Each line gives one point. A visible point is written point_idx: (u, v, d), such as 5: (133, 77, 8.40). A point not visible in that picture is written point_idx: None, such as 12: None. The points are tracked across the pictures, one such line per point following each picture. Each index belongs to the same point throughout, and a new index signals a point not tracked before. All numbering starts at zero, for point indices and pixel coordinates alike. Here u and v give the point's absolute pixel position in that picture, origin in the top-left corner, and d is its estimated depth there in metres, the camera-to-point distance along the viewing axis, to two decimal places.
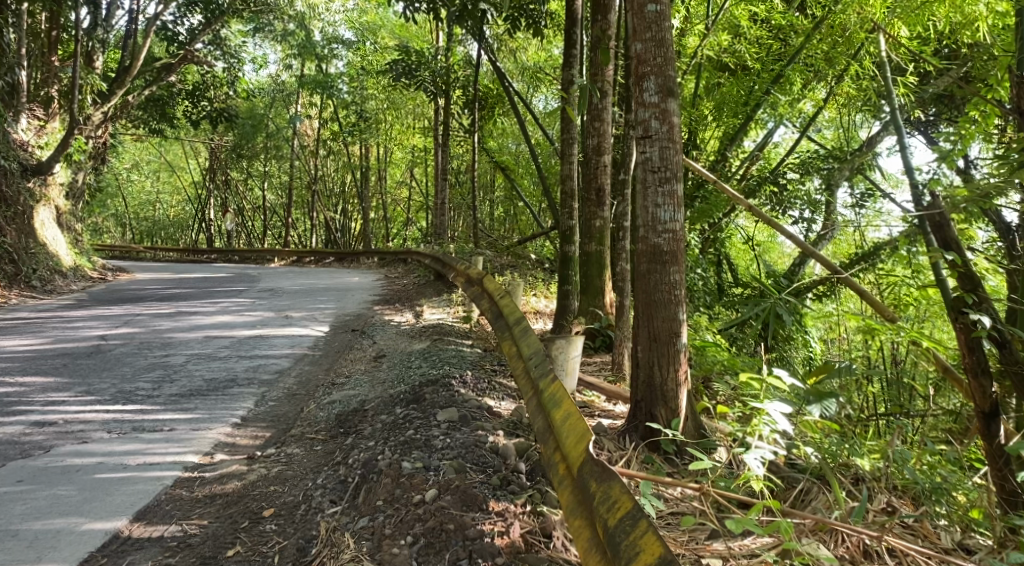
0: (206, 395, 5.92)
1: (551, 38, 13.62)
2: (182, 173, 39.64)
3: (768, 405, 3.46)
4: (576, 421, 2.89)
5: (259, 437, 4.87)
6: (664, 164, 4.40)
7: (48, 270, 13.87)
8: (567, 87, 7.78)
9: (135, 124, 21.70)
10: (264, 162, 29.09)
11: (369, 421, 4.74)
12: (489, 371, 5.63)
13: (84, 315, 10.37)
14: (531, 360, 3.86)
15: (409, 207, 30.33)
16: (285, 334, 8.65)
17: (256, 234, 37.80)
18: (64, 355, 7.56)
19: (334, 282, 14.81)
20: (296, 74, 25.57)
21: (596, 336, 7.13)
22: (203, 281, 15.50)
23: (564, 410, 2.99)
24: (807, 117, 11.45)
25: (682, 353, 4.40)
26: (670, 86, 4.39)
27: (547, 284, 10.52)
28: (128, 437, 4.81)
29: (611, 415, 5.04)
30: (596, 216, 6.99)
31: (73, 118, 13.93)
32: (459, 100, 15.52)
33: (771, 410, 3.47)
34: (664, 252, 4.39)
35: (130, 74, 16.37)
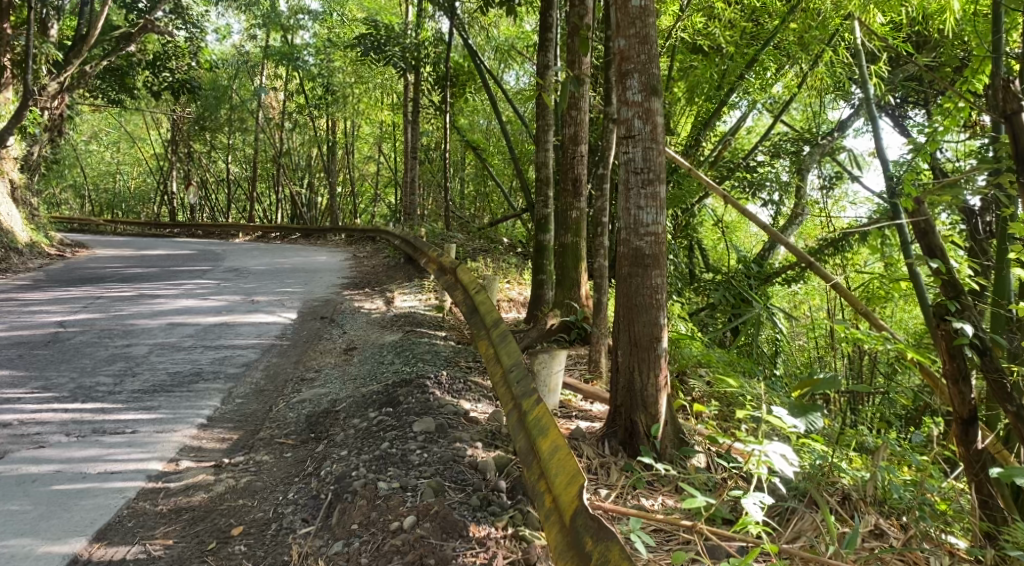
0: (170, 391, 5.73)
1: (524, 14, 13.29)
2: (142, 143, 38.53)
3: (768, 447, 3.36)
4: (564, 455, 2.79)
5: (226, 440, 4.71)
6: (647, 165, 4.30)
7: (2, 248, 13.36)
8: (542, 72, 7.59)
9: (93, 94, 21.00)
10: (228, 135, 28.40)
11: (341, 426, 4.62)
12: (464, 369, 5.52)
13: (41, 298, 10.01)
14: (512, 371, 3.74)
15: (377, 182, 29.87)
16: (252, 322, 8.43)
17: (220, 207, 37.02)
18: (20, 344, 7.27)
19: (301, 262, 14.52)
20: (260, 45, 24.88)
21: (571, 329, 6.98)
22: (165, 259, 15.07)
23: (555, 444, 2.83)
24: (781, 100, 11.37)
25: (664, 358, 4.33)
26: (654, 84, 4.27)
27: (519, 269, 10.40)
28: (88, 441, 4.60)
29: (589, 416, 4.98)
30: (573, 207, 6.87)
31: (27, 90, 13.39)
32: (429, 76, 15.17)
33: (770, 452, 3.38)
34: (646, 255, 4.31)
35: (87, 43, 15.75)
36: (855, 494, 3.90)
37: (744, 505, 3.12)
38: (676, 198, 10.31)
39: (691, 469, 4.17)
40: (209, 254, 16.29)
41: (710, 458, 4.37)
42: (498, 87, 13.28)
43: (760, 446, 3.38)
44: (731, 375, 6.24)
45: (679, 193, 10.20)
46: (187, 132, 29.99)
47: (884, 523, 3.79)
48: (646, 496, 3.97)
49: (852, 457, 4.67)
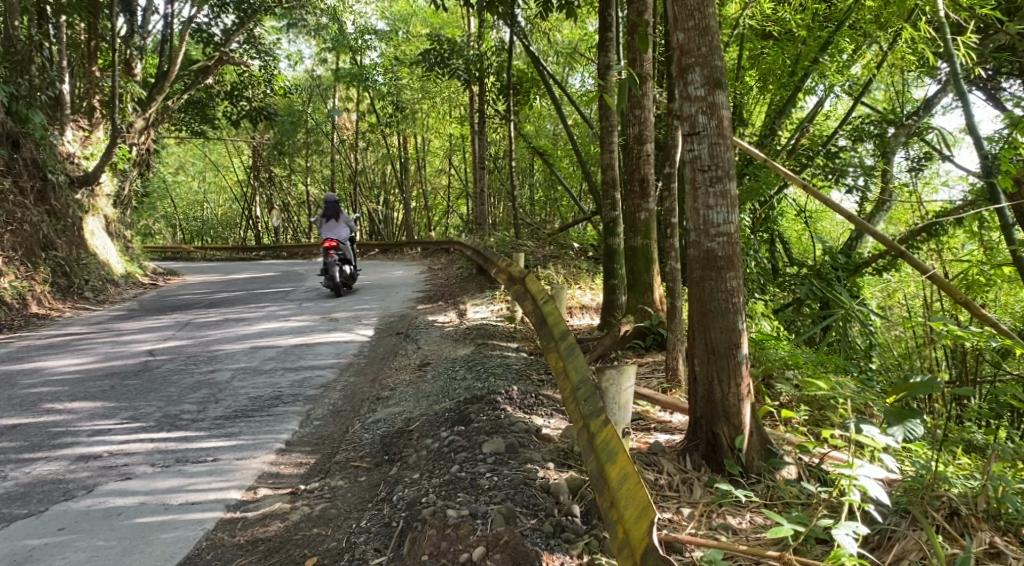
0: (251, 416, 5.79)
1: (585, 15, 13.13)
2: (225, 170, 39.93)
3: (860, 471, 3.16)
4: (633, 483, 2.65)
5: (303, 465, 4.72)
6: (714, 162, 4.09)
7: (100, 280, 13.89)
8: (605, 73, 7.41)
9: (177, 127, 21.88)
10: (305, 156, 29.18)
11: (414, 447, 4.55)
12: (536, 383, 5.38)
13: (133, 327, 10.37)
14: (580, 387, 3.59)
15: (449, 195, 30.13)
16: (331, 341, 8.51)
17: (302, 229, 37.99)
18: (113, 375, 7.50)
19: (378, 277, 14.72)
20: (331, 68, 25.43)
21: (647, 335, 6.81)
22: (250, 283, 15.45)
23: (623, 469, 2.71)
24: (860, 81, 10.79)
25: (745, 365, 4.10)
26: (717, 77, 4.06)
27: (591, 274, 10.23)
28: (171, 471, 4.67)
29: (668, 428, 4.79)
30: (642, 208, 6.68)
31: (115, 128, 13.96)
32: (494, 86, 15.16)
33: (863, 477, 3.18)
34: (719, 257, 4.10)
35: (170, 79, 16.42)
36: (965, 509, 3.59)
37: (836, 536, 3.05)
38: (751, 191, 9.88)
39: (780, 484, 3.94)
40: (291, 275, 16.69)
41: (800, 468, 4.13)
42: (564, 93, 13.17)
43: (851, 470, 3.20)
44: (820, 376, 5.93)
45: (756, 186, 9.80)
46: (267, 158, 30.89)
47: (1000, 541, 3.48)
48: (732, 513, 3.75)
49: (958, 461, 4.35)
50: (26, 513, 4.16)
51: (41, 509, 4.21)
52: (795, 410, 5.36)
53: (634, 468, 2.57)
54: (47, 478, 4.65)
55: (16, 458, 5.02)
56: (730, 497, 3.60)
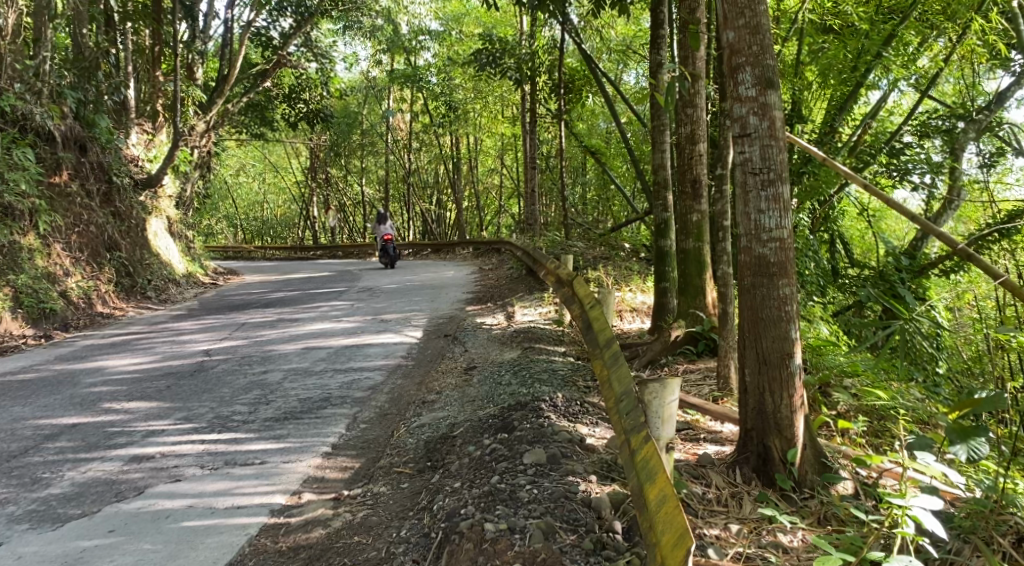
0: (299, 417, 5.82)
1: (638, 12, 12.96)
2: (283, 171, 40.63)
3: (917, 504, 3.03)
4: (671, 507, 2.57)
5: (348, 469, 4.72)
6: (766, 164, 3.94)
7: (162, 280, 14.21)
8: (657, 72, 7.24)
9: (237, 130, 22.34)
10: (360, 156, 29.50)
11: (457, 453, 4.52)
12: (582, 389, 5.30)
13: (191, 327, 10.59)
14: (622, 400, 3.49)
15: (501, 195, 30.17)
16: (381, 342, 8.54)
17: (358, 229, 38.47)
18: (170, 375, 7.64)
19: (430, 277, 14.76)
20: (386, 69, 25.66)
21: (698, 341, 6.64)
22: (305, 283, 15.66)
23: (662, 492, 2.63)
24: (927, 74, 10.35)
25: (798, 375, 3.95)
26: (769, 76, 3.90)
27: (642, 276, 10.06)
28: (220, 473, 4.71)
29: (718, 439, 4.66)
30: (694, 210, 6.51)
31: (177, 131, 14.30)
32: (546, 85, 15.07)
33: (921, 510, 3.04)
34: (771, 263, 3.94)
35: (229, 83, 16.76)
36: None
37: None
38: (810, 190, 9.57)
39: (835, 501, 3.79)
40: (345, 275, 16.84)
41: (857, 483, 3.99)
42: (618, 92, 13.00)
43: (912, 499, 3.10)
44: (880, 385, 5.70)
45: (815, 185, 9.47)
46: (324, 159, 31.35)
47: None
48: (783, 530, 3.60)
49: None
50: (79, 514, 4.25)
51: (93, 510, 4.29)
52: (852, 420, 5.16)
53: (672, 491, 2.49)
54: (101, 478, 4.74)
55: (73, 457, 5.13)
56: (778, 518, 3.51)
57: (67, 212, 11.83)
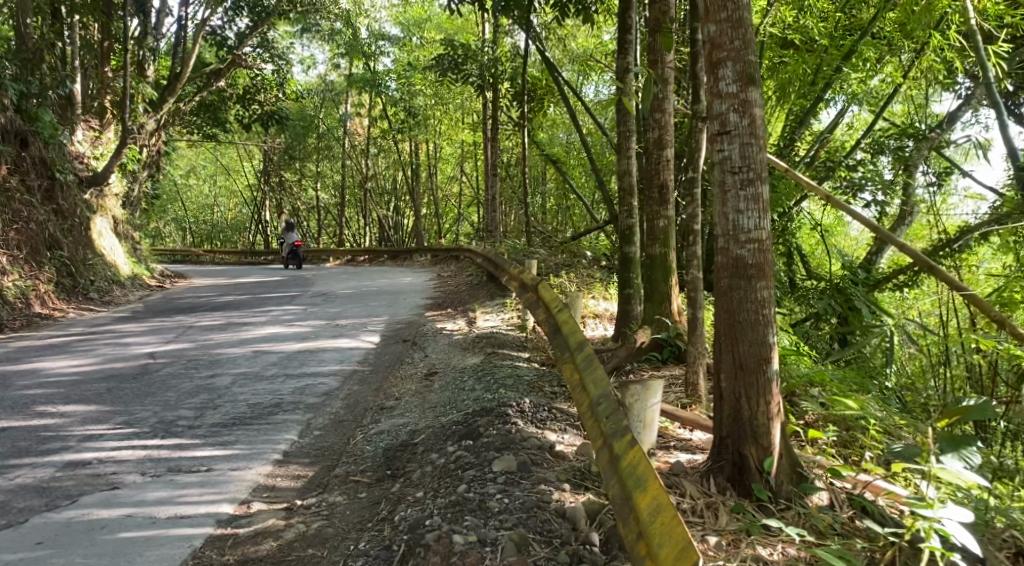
0: (249, 423, 5.53)
1: (603, 22, 12.95)
2: (236, 174, 39.80)
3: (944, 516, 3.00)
4: (667, 517, 2.42)
5: (300, 478, 4.45)
6: (746, 163, 3.83)
7: (105, 281, 13.64)
8: (624, 76, 7.13)
9: (189, 130, 21.76)
10: (316, 160, 29.03)
11: (418, 461, 4.30)
12: (548, 396, 5.15)
13: (135, 329, 10.15)
14: (601, 403, 3.34)
15: (460, 203, 29.98)
16: (337, 347, 8.25)
17: (312, 235, 37.88)
18: (110, 378, 7.25)
19: (387, 284, 14.46)
20: (345, 73, 25.33)
21: (663, 347, 6.47)
22: (256, 287, 15.22)
23: (656, 500, 2.49)
24: (880, 93, 10.48)
25: (775, 381, 3.83)
26: (751, 72, 3.79)
27: (605, 285, 9.96)
28: (162, 481, 4.40)
29: (689, 448, 4.51)
30: (661, 215, 6.39)
31: (126, 128, 13.79)
32: (508, 92, 14.94)
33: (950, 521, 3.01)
34: (749, 265, 3.82)
35: (182, 81, 16.25)
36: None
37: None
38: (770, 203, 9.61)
39: (814, 512, 3.69)
40: (298, 280, 16.44)
41: (833, 494, 3.90)
42: (580, 101, 12.92)
43: (937, 513, 3.10)
44: (848, 396, 5.63)
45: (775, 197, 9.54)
46: (278, 162, 30.80)
47: None
48: (763, 542, 3.47)
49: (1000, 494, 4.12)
50: (3, 525, 3.90)
51: (20, 520, 3.95)
52: (822, 430, 5.07)
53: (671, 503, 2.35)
54: (30, 485, 4.39)
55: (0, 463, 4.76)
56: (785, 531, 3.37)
57: (4, 208, 11.27)
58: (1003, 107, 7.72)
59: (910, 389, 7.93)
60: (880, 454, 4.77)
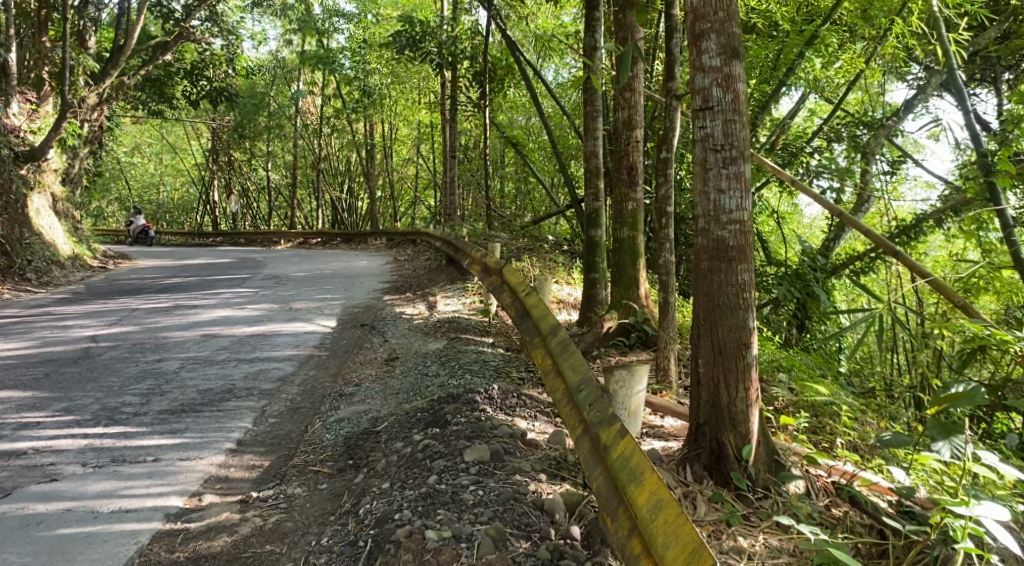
0: (200, 410, 5.25)
1: (563, 2, 12.75)
2: (183, 153, 38.63)
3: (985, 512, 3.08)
4: (670, 514, 2.40)
5: (255, 467, 4.22)
6: (729, 141, 3.71)
7: (44, 261, 13.07)
8: (591, 54, 6.97)
9: (133, 105, 20.96)
10: (267, 140, 28.33)
11: (382, 450, 4.10)
12: (517, 382, 5.00)
13: (76, 311, 9.68)
14: (578, 388, 3.26)
15: (416, 185, 29.61)
16: (291, 331, 7.95)
17: (262, 216, 37.08)
18: (49, 362, 6.86)
19: (342, 267, 14.15)
20: (297, 50, 24.69)
21: (630, 332, 6.35)
22: (205, 269, 14.76)
23: (658, 498, 2.47)
24: (835, 83, 10.43)
25: (754, 367, 3.72)
26: (735, 45, 3.69)
27: (567, 269, 9.83)
28: (105, 472, 4.11)
29: (662, 434, 4.42)
30: (629, 198, 6.27)
31: (65, 101, 13.13)
32: (467, 72, 14.65)
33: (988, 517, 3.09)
34: (730, 247, 3.71)
35: (126, 54, 15.62)
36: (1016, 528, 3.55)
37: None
38: None
39: (793, 502, 3.60)
40: (249, 262, 16.00)
41: (809, 481, 3.83)
42: (542, 82, 12.69)
43: (968, 511, 3.11)
44: (816, 382, 5.59)
45: None
46: (227, 141, 30.01)
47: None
48: (744, 534, 3.40)
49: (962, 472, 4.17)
50: None
51: None
52: (794, 416, 5.03)
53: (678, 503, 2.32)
54: None
55: None
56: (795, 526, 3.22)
57: None
58: (965, 93, 7.75)
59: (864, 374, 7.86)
60: (851, 441, 4.73)
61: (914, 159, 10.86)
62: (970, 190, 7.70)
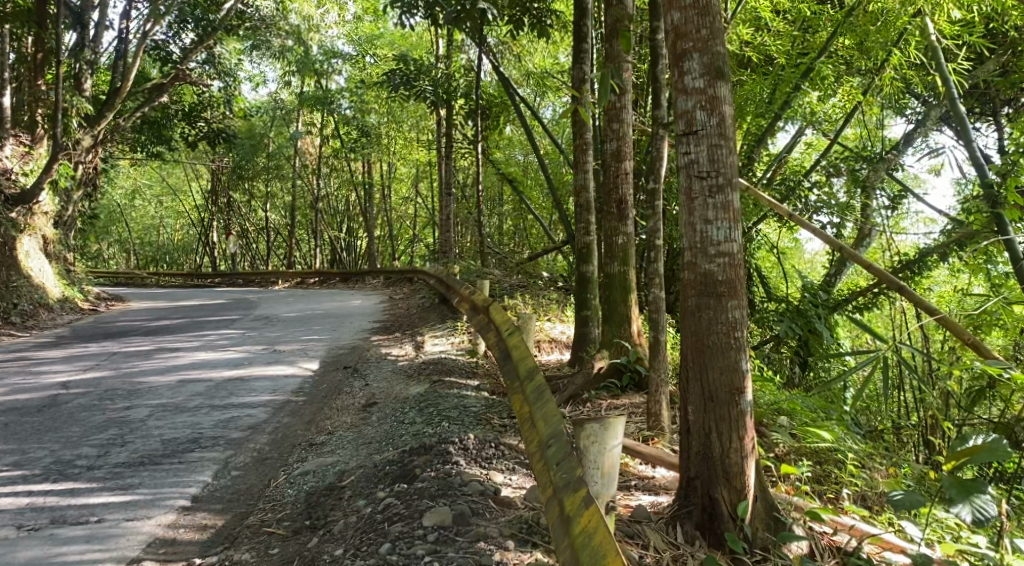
0: (159, 462, 4.89)
1: (558, 39, 12.57)
2: (183, 194, 38.56)
3: None
4: None
5: (207, 528, 3.87)
6: (715, 168, 3.42)
7: (30, 304, 12.77)
8: (578, 86, 6.72)
9: (131, 148, 20.78)
10: (266, 180, 28.17)
11: (344, 509, 3.77)
12: (497, 431, 4.68)
13: (53, 355, 9.32)
14: (549, 442, 3.01)
15: (415, 224, 29.40)
16: (271, 374, 7.61)
17: (261, 257, 36.86)
18: (12, 410, 6.51)
19: (336, 306, 13.82)
20: (296, 91, 24.58)
21: (622, 373, 6.01)
22: (195, 310, 14.44)
23: None
24: (833, 117, 10.19)
25: (749, 415, 3.39)
26: (719, 65, 3.42)
27: (560, 307, 9.51)
28: (41, 536, 3.75)
29: (651, 487, 4.08)
30: (619, 232, 5.97)
31: (57, 143, 12.93)
32: (461, 110, 14.42)
33: None
34: (719, 282, 3.39)
35: (122, 96, 15.39)
36: None
37: None
38: None
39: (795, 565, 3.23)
40: (242, 303, 15.67)
41: (813, 541, 3.48)
42: (536, 119, 12.45)
43: None
44: (820, 426, 5.19)
45: None
46: (227, 182, 29.87)
47: None
48: None
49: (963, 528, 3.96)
50: None
51: None
52: (795, 464, 4.66)
53: None
54: None
55: None
56: None
57: None
58: (969, 124, 7.41)
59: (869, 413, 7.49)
60: (858, 492, 4.41)
61: (915, 194, 10.54)
62: (978, 222, 7.33)
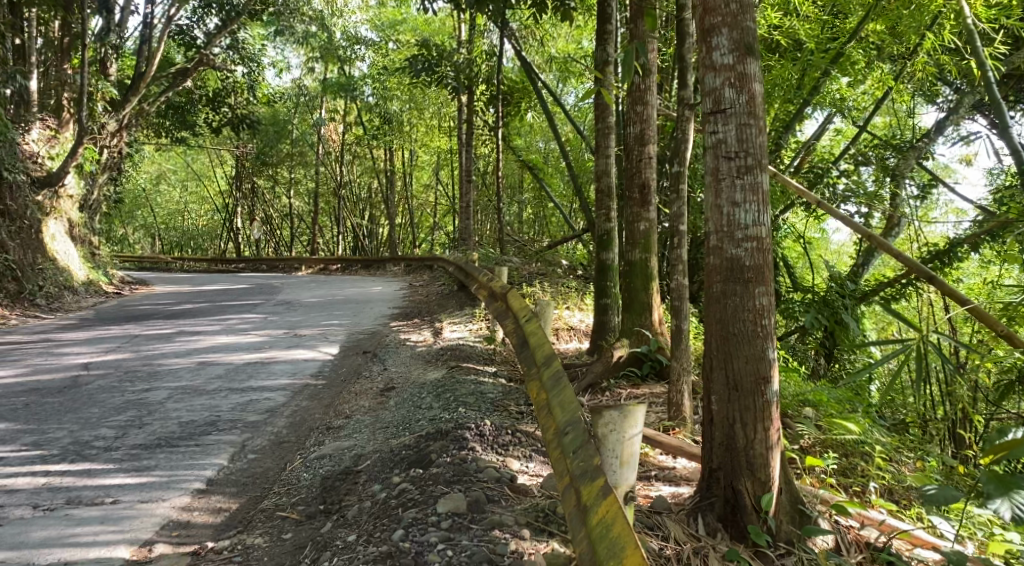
0: (175, 444, 4.87)
1: (583, 23, 12.34)
2: (208, 180, 38.77)
3: None
4: None
5: (222, 511, 3.84)
6: (743, 148, 3.31)
7: (55, 287, 12.87)
8: (601, 67, 6.56)
9: (155, 132, 20.85)
10: (289, 166, 28.19)
11: (358, 494, 3.72)
12: (514, 419, 4.60)
13: (76, 337, 9.37)
14: (565, 430, 2.93)
15: (436, 212, 29.32)
16: (291, 359, 7.59)
17: (285, 242, 36.99)
18: (34, 390, 6.55)
19: (356, 293, 13.79)
20: (319, 78, 24.51)
21: (643, 362, 5.93)
22: (216, 295, 14.47)
23: None
24: (862, 103, 9.94)
25: (774, 405, 3.29)
26: (749, 41, 3.29)
27: (581, 294, 9.40)
28: (55, 516, 3.74)
29: (671, 477, 3.99)
30: (641, 218, 5.85)
31: (81, 126, 12.95)
32: (483, 95, 14.25)
33: None
34: (746, 267, 3.28)
35: (146, 82, 15.38)
36: None
37: None
38: None
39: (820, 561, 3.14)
40: (264, 288, 15.71)
41: (839, 536, 3.39)
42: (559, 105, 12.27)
43: None
44: (845, 418, 5.06)
45: None
46: (250, 168, 29.96)
47: None
48: None
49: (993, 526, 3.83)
50: None
51: None
52: (820, 456, 4.54)
53: None
54: None
55: None
56: None
57: None
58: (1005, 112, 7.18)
59: (895, 405, 7.33)
60: (885, 487, 4.29)
61: (946, 183, 10.30)
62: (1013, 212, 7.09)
